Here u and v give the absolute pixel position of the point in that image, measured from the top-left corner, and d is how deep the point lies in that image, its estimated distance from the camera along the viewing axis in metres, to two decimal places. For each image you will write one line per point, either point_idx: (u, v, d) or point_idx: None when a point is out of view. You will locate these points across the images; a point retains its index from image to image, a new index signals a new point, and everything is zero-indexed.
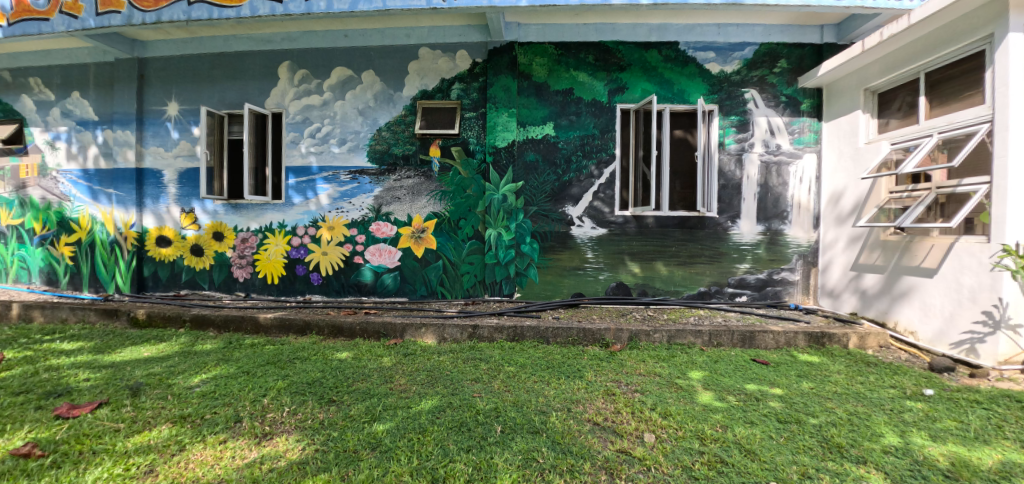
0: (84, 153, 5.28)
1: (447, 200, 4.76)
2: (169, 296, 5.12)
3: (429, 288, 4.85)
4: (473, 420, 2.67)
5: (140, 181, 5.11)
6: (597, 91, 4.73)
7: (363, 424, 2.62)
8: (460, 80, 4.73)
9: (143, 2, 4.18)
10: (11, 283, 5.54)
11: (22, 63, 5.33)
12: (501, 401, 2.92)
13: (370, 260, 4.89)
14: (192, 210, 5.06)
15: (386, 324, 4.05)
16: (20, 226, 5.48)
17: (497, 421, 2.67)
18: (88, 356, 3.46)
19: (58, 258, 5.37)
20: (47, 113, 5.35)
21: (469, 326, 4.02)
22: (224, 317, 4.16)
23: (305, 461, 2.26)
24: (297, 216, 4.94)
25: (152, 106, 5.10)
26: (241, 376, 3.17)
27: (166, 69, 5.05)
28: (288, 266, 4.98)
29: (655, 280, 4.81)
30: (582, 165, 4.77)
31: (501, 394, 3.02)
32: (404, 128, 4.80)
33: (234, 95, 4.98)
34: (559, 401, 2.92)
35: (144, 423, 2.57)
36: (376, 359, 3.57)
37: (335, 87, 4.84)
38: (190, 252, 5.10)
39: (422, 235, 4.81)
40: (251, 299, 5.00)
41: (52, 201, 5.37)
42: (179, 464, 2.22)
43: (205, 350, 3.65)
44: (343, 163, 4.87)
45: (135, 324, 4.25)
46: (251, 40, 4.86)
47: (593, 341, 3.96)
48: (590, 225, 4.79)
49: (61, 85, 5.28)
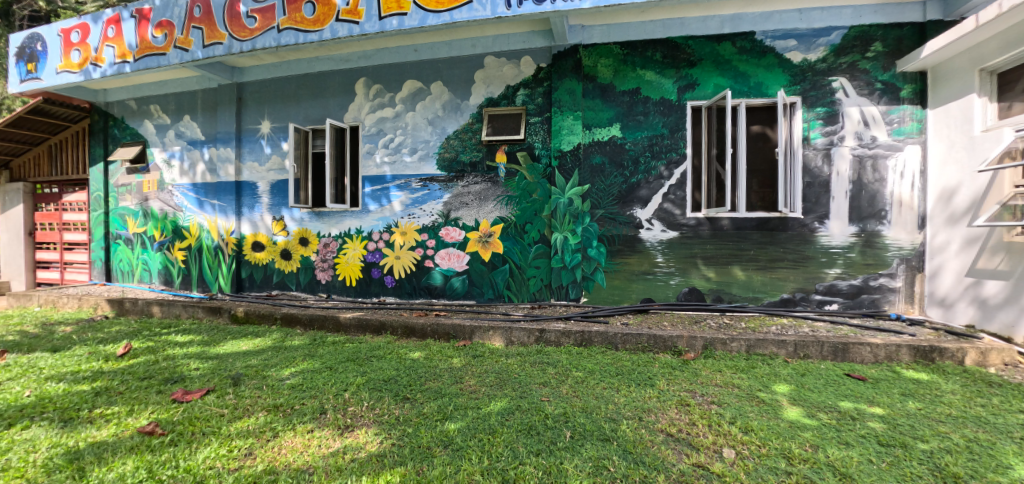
0: (194, 168, 5.95)
1: (514, 205, 4.82)
2: (262, 296, 5.61)
3: (496, 291, 4.92)
4: (542, 424, 2.66)
5: (239, 192, 5.67)
6: (666, 89, 4.58)
7: (435, 422, 2.71)
8: (525, 86, 4.79)
9: (241, 33, 4.68)
10: (136, 282, 6.38)
11: (145, 92, 6.15)
12: (570, 406, 2.88)
13: (440, 264, 5.06)
14: (282, 217, 5.53)
15: (455, 326, 4.14)
16: (144, 233, 6.29)
17: (566, 426, 2.63)
18: (197, 347, 3.88)
19: (173, 261, 6.10)
20: (165, 135, 6.11)
21: (536, 330, 4.02)
22: (310, 316, 4.48)
23: (383, 454, 2.39)
24: (373, 222, 5.23)
25: (248, 125, 5.65)
26: (325, 371, 3.39)
27: (260, 91, 5.59)
28: (365, 269, 5.28)
29: (732, 285, 4.53)
30: (651, 166, 4.62)
31: (570, 400, 2.99)
32: (472, 136, 4.94)
33: (317, 111, 5.40)
34: (630, 410, 2.83)
35: (244, 409, 2.83)
36: (446, 360, 3.67)
37: (406, 99, 5.09)
38: (280, 256, 5.56)
39: (489, 239, 4.90)
40: (332, 299, 5.35)
41: (168, 211, 6.11)
42: (273, 450, 2.43)
43: (294, 345, 3.95)
44: (414, 171, 5.09)
45: (235, 320, 4.69)
46: (331, 60, 5.25)
47: (664, 348, 3.80)
48: (659, 228, 4.62)
49: (175, 110, 6.02)
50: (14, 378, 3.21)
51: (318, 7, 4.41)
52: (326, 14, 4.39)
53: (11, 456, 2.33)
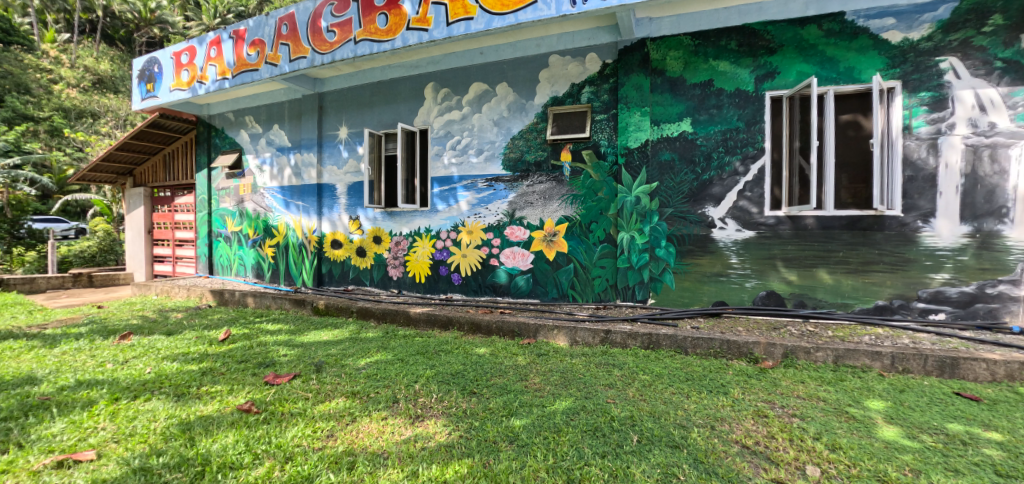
0: (281, 173, 6.51)
1: (579, 204, 4.79)
2: (340, 290, 6.02)
3: (560, 291, 4.93)
4: (608, 426, 2.62)
5: (320, 194, 6.12)
6: (741, 79, 4.34)
7: (501, 417, 2.76)
8: (590, 84, 4.75)
9: (322, 47, 5.05)
10: (234, 275, 7.11)
11: (241, 105, 6.81)
12: (637, 410, 2.80)
13: (505, 262, 5.14)
14: (358, 217, 5.89)
15: (519, 323, 4.20)
16: (240, 232, 6.98)
17: (633, 430, 2.57)
18: (285, 335, 4.23)
19: (264, 257, 6.71)
20: (257, 143, 6.74)
21: (601, 330, 3.98)
22: (383, 310, 4.73)
23: (451, 444, 2.47)
24: (441, 222, 5.42)
25: (328, 131, 6.08)
26: (397, 363, 3.56)
27: (338, 99, 6.00)
28: (433, 267, 5.50)
29: (817, 290, 4.19)
30: (725, 162, 4.40)
31: (637, 403, 2.91)
32: (536, 135, 4.97)
33: (390, 116, 5.70)
34: (701, 417, 2.70)
35: (325, 394, 3.05)
36: (511, 357, 3.73)
37: (473, 102, 5.23)
38: (356, 253, 5.93)
39: (554, 238, 4.91)
40: (403, 295, 5.62)
41: (260, 212, 6.73)
42: (351, 433, 2.60)
43: (368, 337, 4.20)
44: (481, 171, 5.22)
45: (317, 312, 5.06)
46: (402, 67, 5.53)
47: (739, 355, 3.59)
48: (734, 227, 4.38)
49: (266, 120, 6.63)
50: (139, 356, 3.69)
51: (391, 17, 4.66)
52: (398, 23, 4.63)
53: (138, 423, 2.68)
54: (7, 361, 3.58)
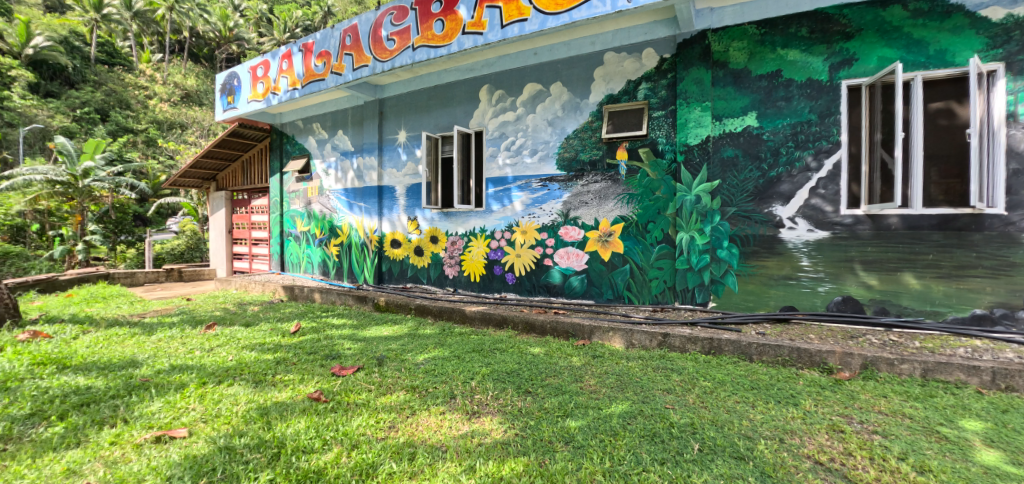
0: (345, 176, 6.88)
1: (636, 203, 4.72)
2: (399, 287, 6.27)
3: (616, 292, 4.88)
4: (667, 432, 2.54)
5: (381, 195, 6.41)
6: (813, 68, 4.07)
7: (556, 417, 2.76)
8: (647, 80, 4.65)
9: (383, 55, 5.29)
10: (303, 272, 7.62)
11: (309, 113, 7.27)
12: (698, 417, 2.70)
13: (559, 263, 5.15)
14: (416, 217, 6.11)
15: (574, 324, 4.18)
16: (307, 232, 7.46)
17: (694, 438, 2.48)
18: (349, 330, 4.47)
19: (329, 255, 7.13)
20: (324, 148, 7.17)
21: (658, 333, 3.89)
22: (440, 307, 4.88)
23: (507, 442, 2.49)
24: (495, 222, 5.50)
25: (388, 135, 6.36)
26: (454, 359, 3.66)
27: (397, 104, 6.25)
28: (488, 266, 5.59)
29: (901, 296, 3.85)
30: (795, 157, 4.14)
31: (697, 411, 2.80)
32: (591, 134, 4.94)
33: (446, 119, 5.86)
34: (768, 429, 2.55)
35: (387, 387, 3.19)
36: (566, 357, 3.73)
37: (527, 102, 5.27)
38: (414, 252, 6.16)
39: (609, 238, 4.87)
40: (458, 293, 5.77)
41: (326, 213, 7.15)
42: (412, 426, 2.70)
43: (426, 334, 4.34)
44: (535, 171, 5.25)
45: (377, 308, 5.30)
46: (458, 70, 5.67)
47: (811, 364, 3.37)
48: (804, 227, 4.11)
49: (332, 127, 7.03)
50: (222, 345, 4.04)
51: (447, 23, 4.80)
52: (453, 28, 4.76)
53: (222, 405, 2.93)
54: (114, 345, 4.05)
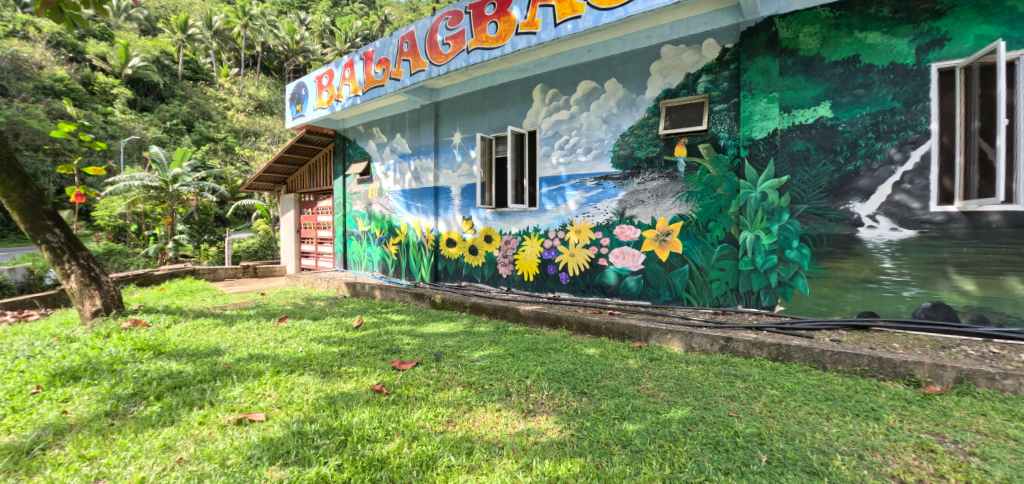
0: (403, 177, 7.15)
1: (696, 201, 4.55)
2: (454, 285, 6.44)
3: (674, 293, 4.73)
4: (731, 441, 2.42)
5: (437, 196, 6.61)
6: (897, 52, 3.72)
7: (613, 419, 2.70)
8: (708, 72, 4.46)
9: (438, 59, 5.45)
10: (364, 270, 8.01)
11: (369, 118, 7.63)
12: (765, 427, 2.54)
13: (614, 263, 5.06)
14: (470, 217, 6.23)
15: (630, 326, 4.10)
16: (368, 231, 7.83)
17: (762, 449, 2.34)
18: (408, 326, 4.64)
19: (388, 254, 7.44)
20: (383, 151, 7.49)
21: (720, 337, 3.71)
22: (494, 306, 4.95)
23: (563, 442, 2.48)
24: (549, 221, 5.51)
25: (444, 137, 6.53)
26: (509, 357, 3.69)
27: (452, 107, 6.41)
28: (541, 266, 5.60)
29: (1005, 302, 3.43)
30: (875, 149, 3.81)
31: (764, 420, 2.64)
32: (647, 131, 4.81)
33: (499, 120, 5.93)
34: (845, 444, 2.36)
35: (445, 382, 3.28)
36: (622, 359, 3.65)
37: (581, 100, 5.22)
38: (468, 252, 6.29)
39: (667, 238, 4.73)
40: (511, 292, 5.82)
41: (385, 213, 7.47)
42: (469, 421, 2.75)
43: (481, 331, 4.42)
44: (589, 170, 5.19)
45: (434, 305, 5.47)
46: (511, 71, 5.73)
47: (894, 376, 3.08)
48: (887, 226, 3.77)
49: (390, 130, 7.33)
50: (293, 337, 4.33)
51: (501, 25, 4.86)
52: (507, 29, 4.81)
53: (294, 393, 3.14)
54: (200, 334, 4.45)
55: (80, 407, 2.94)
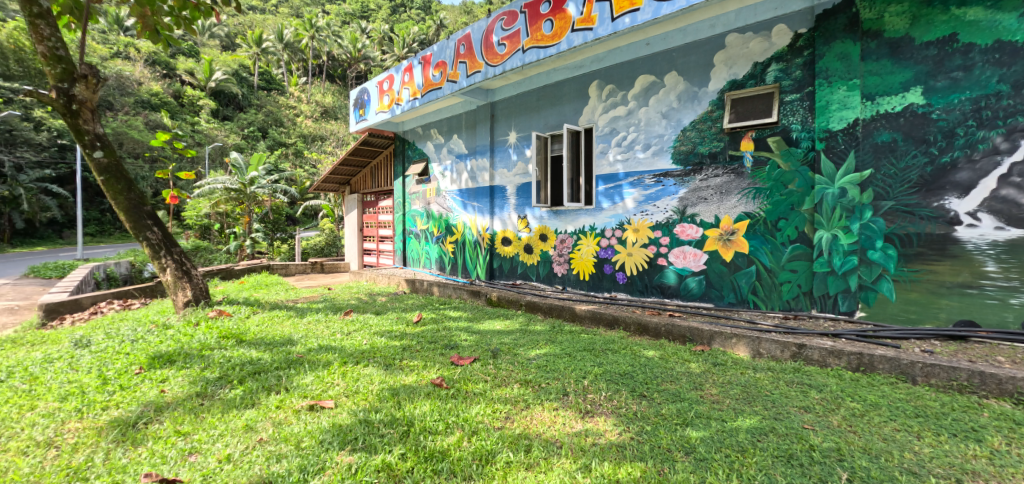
0: (460, 177, 7.31)
1: (764, 199, 4.29)
2: (509, 283, 6.50)
3: (739, 296, 4.50)
4: (806, 455, 2.25)
5: (493, 195, 6.70)
6: (1004, 27, 3.29)
7: (675, 425, 2.60)
8: (778, 60, 4.19)
9: (494, 59, 5.52)
10: (422, 267, 8.29)
11: (427, 120, 7.87)
12: (845, 442, 2.34)
13: (674, 263, 4.88)
14: (525, 216, 6.26)
15: (692, 329, 3.94)
16: (426, 230, 8.09)
17: (841, 465, 2.15)
18: (465, 322, 4.75)
19: (445, 252, 7.65)
20: (440, 151, 7.71)
21: (792, 344, 3.47)
22: (549, 305, 4.95)
23: (623, 445, 2.42)
24: (606, 220, 5.42)
25: (499, 137, 6.61)
26: (566, 357, 3.67)
27: (508, 106, 6.47)
28: (597, 265, 5.52)
29: None
30: (977, 138, 3.39)
31: (844, 435, 2.43)
32: (710, 125, 4.59)
33: (555, 118, 5.91)
34: (941, 466, 2.12)
35: (502, 379, 3.31)
36: (683, 363, 3.51)
37: (639, 95, 5.08)
38: (524, 250, 6.32)
39: (732, 237, 4.49)
40: (567, 291, 5.79)
41: (442, 213, 7.68)
42: (526, 419, 2.76)
43: (537, 330, 4.42)
44: (648, 167, 5.03)
45: (490, 303, 5.56)
46: (567, 68, 5.69)
47: (1000, 394, 2.73)
48: (991, 224, 3.34)
49: (447, 131, 7.53)
50: (358, 330, 4.56)
51: (556, 22, 4.83)
52: (563, 27, 4.77)
53: (360, 383, 3.31)
54: (275, 325, 4.81)
55: (176, 387, 3.27)
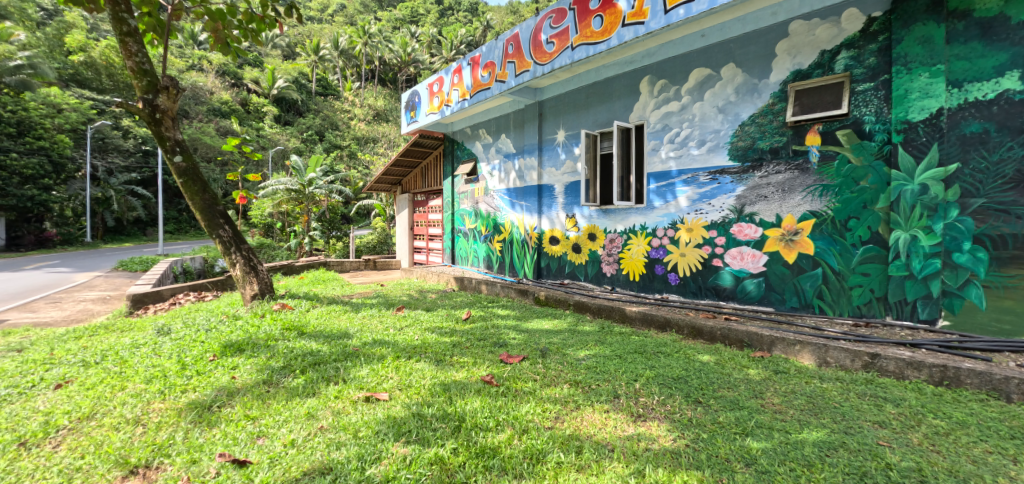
0: (507, 176, 7.36)
1: (832, 196, 4.01)
2: (557, 283, 6.47)
3: (803, 300, 4.23)
4: (882, 474, 2.08)
5: (540, 194, 6.69)
6: None
7: (733, 434, 2.48)
8: (848, 47, 3.89)
9: (542, 58, 5.50)
10: (471, 265, 8.43)
11: (476, 120, 7.98)
12: (928, 463, 2.14)
13: (731, 264, 4.67)
14: (574, 215, 6.21)
15: (751, 334, 3.75)
16: (474, 229, 8.22)
17: None
18: (513, 320, 4.78)
19: (493, 250, 7.74)
20: (489, 151, 7.79)
21: (864, 353, 3.22)
22: (598, 305, 4.89)
23: (678, 452, 2.34)
24: (657, 219, 5.26)
25: (547, 136, 6.59)
26: (616, 359, 3.60)
27: (556, 105, 6.44)
28: (648, 265, 5.38)
29: None
30: None
31: (927, 455, 2.22)
32: (771, 118, 4.34)
33: (605, 115, 5.81)
34: None
35: (551, 379, 3.30)
36: (740, 369, 3.35)
37: (693, 90, 4.89)
38: (572, 249, 6.28)
39: (795, 238, 4.23)
40: (616, 291, 5.68)
41: (490, 212, 7.77)
42: (577, 420, 2.73)
43: (586, 330, 4.38)
44: (703, 164, 4.84)
45: (538, 302, 5.57)
46: (616, 65, 5.58)
47: None
48: None
49: (495, 131, 7.60)
50: (409, 325, 4.71)
51: (606, 18, 4.75)
52: (613, 22, 4.68)
53: (413, 377, 3.41)
54: (333, 318, 5.06)
55: (245, 374, 3.51)
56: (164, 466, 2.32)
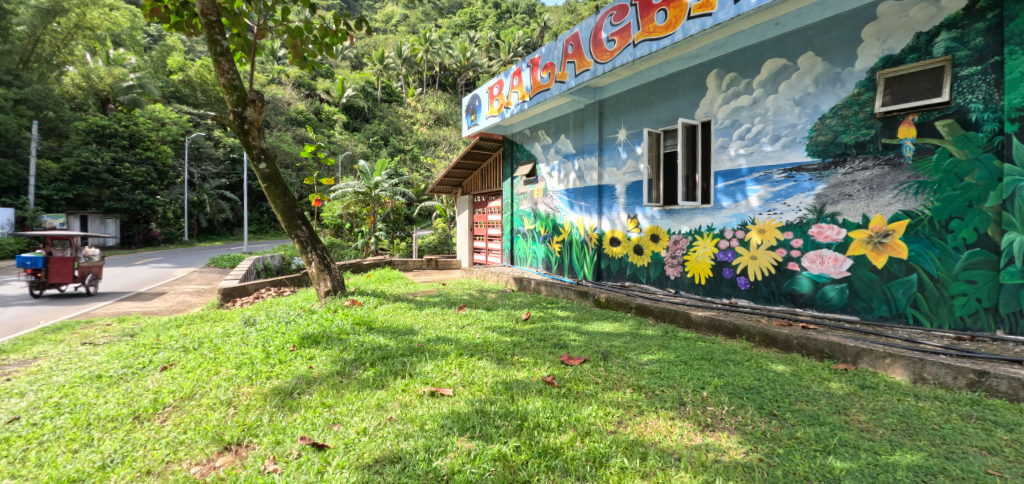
0: (567, 177, 7.34)
1: (930, 194, 3.61)
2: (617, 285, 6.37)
3: (894, 308, 3.85)
4: None
5: (601, 195, 6.61)
6: None
7: (814, 451, 2.32)
8: (950, 28, 3.50)
9: (603, 57, 5.44)
10: (530, 266, 8.50)
11: (535, 122, 8.03)
12: None
13: (809, 268, 4.34)
14: (635, 216, 6.07)
15: (832, 344, 3.48)
16: (533, 230, 8.28)
17: None
18: (573, 322, 4.77)
19: (552, 251, 7.75)
20: (548, 151, 7.82)
21: (969, 370, 2.88)
22: (661, 309, 4.77)
23: (750, 465, 2.23)
24: (725, 219, 5.02)
25: (608, 135, 6.50)
26: (681, 365, 3.49)
27: (617, 103, 6.33)
28: (716, 268, 5.15)
29: None
30: None
31: None
32: (857, 110, 3.99)
33: (668, 113, 5.63)
34: None
35: (614, 382, 3.27)
36: (820, 382, 3.12)
37: (766, 82, 4.62)
38: (633, 251, 6.14)
39: (884, 241, 3.86)
40: (681, 295, 5.49)
41: (549, 213, 7.79)
42: (640, 425, 2.69)
43: (648, 334, 4.27)
44: (777, 161, 4.55)
45: (598, 304, 5.52)
46: (681, 60, 5.38)
47: None
48: None
49: (555, 132, 7.61)
50: (471, 324, 4.85)
51: (670, 12, 4.60)
52: (678, 15, 4.53)
53: (476, 374, 3.52)
54: (398, 315, 5.33)
55: (321, 365, 3.80)
56: (253, 445, 2.57)
